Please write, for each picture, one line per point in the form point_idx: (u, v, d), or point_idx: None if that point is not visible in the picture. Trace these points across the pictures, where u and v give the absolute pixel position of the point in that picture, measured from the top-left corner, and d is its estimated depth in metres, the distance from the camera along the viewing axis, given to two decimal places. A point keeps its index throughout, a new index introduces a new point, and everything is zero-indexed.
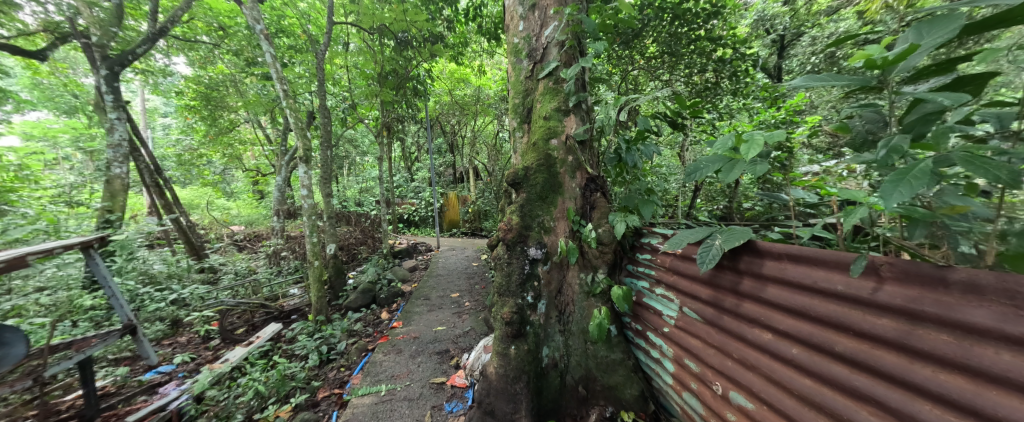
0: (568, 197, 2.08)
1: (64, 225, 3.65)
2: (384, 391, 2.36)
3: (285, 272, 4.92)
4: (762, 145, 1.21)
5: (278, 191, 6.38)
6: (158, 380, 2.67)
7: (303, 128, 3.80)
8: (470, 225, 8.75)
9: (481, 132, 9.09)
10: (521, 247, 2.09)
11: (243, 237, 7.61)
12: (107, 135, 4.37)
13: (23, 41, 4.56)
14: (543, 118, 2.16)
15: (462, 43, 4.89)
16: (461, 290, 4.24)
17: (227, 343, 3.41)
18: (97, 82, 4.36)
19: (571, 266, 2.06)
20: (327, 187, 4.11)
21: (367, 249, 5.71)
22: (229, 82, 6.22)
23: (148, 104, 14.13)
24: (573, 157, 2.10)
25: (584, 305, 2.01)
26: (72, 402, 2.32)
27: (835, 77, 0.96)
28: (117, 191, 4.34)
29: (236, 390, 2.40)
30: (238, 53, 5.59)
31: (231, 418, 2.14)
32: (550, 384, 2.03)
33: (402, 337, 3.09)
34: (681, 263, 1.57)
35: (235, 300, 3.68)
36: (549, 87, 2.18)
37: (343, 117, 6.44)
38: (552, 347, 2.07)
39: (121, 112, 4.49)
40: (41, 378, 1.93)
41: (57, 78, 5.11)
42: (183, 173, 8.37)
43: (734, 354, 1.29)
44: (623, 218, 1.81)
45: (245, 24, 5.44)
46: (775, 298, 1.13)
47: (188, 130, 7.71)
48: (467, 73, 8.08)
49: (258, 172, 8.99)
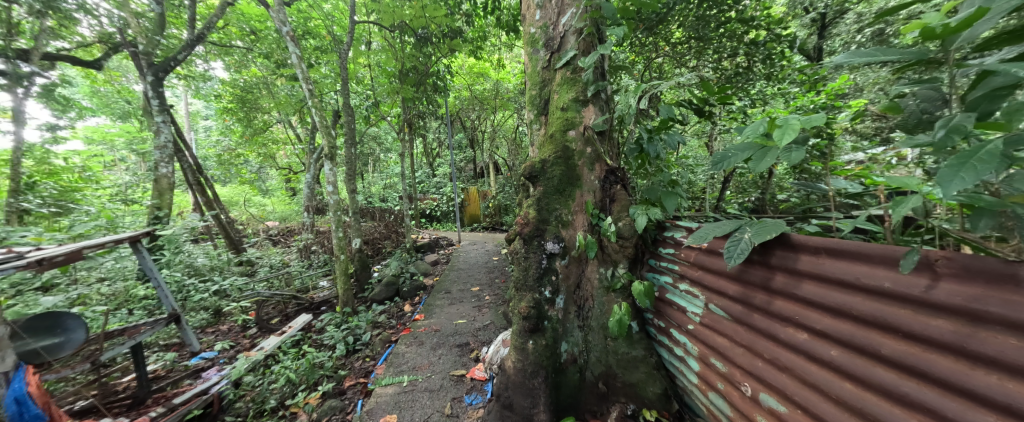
0: (586, 190, 2.03)
1: (119, 222, 4.05)
2: (406, 382, 2.41)
3: (315, 265, 5.05)
4: (798, 130, 1.11)
5: (308, 188, 6.66)
6: (201, 366, 2.86)
7: (327, 127, 3.92)
8: (491, 220, 8.75)
9: (501, 127, 9.08)
10: (538, 241, 2.07)
11: (276, 232, 8.04)
12: (155, 138, 4.68)
13: (82, 52, 4.95)
14: (560, 110, 2.12)
15: (480, 37, 4.86)
16: (481, 284, 4.27)
17: (262, 332, 3.60)
18: (145, 88, 4.66)
19: (590, 261, 2.02)
20: (352, 183, 4.24)
21: (391, 244, 5.88)
22: (262, 84, 6.57)
23: (191, 107, 15.13)
24: (592, 148, 2.04)
25: (603, 300, 1.97)
26: (128, 384, 2.55)
27: (880, 53, 0.87)
28: (164, 190, 4.65)
29: (269, 377, 2.54)
30: (269, 56, 5.83)
31: (266, 403, 2.30)
32: (569, 380, 2.00)
33: (424, 330, 3.16)
34: (706, 258, 1.50)
35: (269, 292, 3.88)
36: (567, 77, 2.13)
37: (367, 116, 6.55)
38: (571, 343, 2.03)
39: (166, 115, 4.79)
40: (97, 362, 2.14)
41: (113, 86, 5.55)
42: (223, 173, 8.92)
43: (762, 353, 1.23)
44: (644, 211, 1.74)
45: (274, 28, 5.68)
46: (811, 296, 1.05)
47: (227, 131, 8.21)
48: (487, 66, 8.01)
49: (290, 170, 9.44)
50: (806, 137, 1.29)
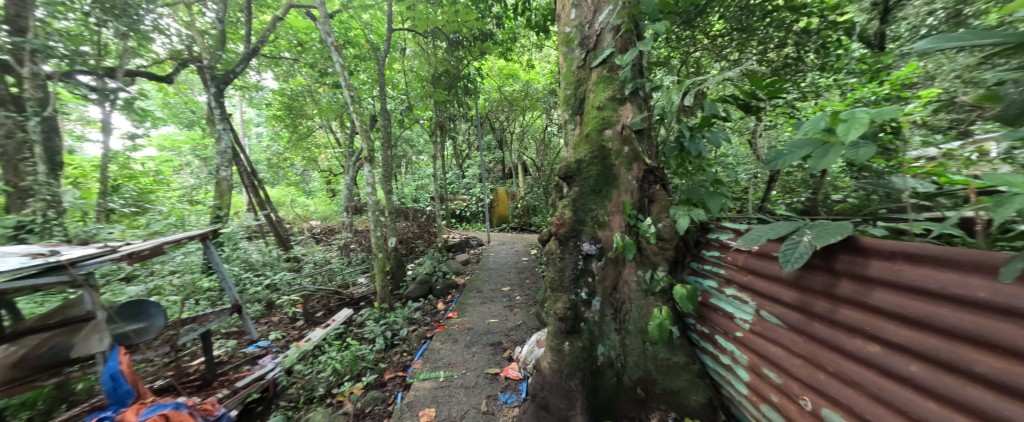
0: (624, 191, 1.98)
1: (187, 220, 4.50)
2: (442, 377, 2.48)
3: (354, 262, 5.32)
4: (866, 125, 1.02)
5: (347, 189, 7.03)
6: (257, 353, 3.10)
7: (367, 131, 4.13)
8: (520, 220, 8.81)
9: (529, 127, 9.05)
10: (574, 242, 2.07)
11: (319, 230, 8.57)
12: (217, 145, 5.13)
13: (157, 68, 5.54)
14: (596, 109, 2.09)
15: (510, 39, 4.88)
16: (511, 284, 4.29)
17: (309, 324, 3.83)
18: (209, 99, 5.12)
19: (627, 263, 1.96)
20: (389, 185, 4.42)
21: (423, 243, 6.07)
22: (307, 92, 7.01)
23: (245, 115, 16.51)
24: (630, 147, 1.99)
25: (641, 304, 1.90)
26: (197, 367, 2.82)
27: (975, 37, 0.77)
28: (224, 191, 5.08)
29: (317, 366, 2.70)
30: (313, 65, 6.23)
31: (315, 390, 2.47)
32: (606, 383, 1.96)
33: (457, 327, 3.23)
34: (758, 262, 1.43)
35: (315, 287, 4.15)
36: (603, 76, 2.10)
37: (401, 119, 6.81)
38: (607, 346, 1.99)
39: (226, 123, 5.24)
40: (176, 345, 2.40)
41: (181, 98, 6.17)
42: (272, 175, 9.64)
43: (825, 365, 1.14)
44: (687, 212, 1.67)
45: (318, 39, 6.05)
46: (884, 305, 0.96)
47: (276, 137, 8.87)
48: (517, 68, 8.05)
49: (331, 172, 10.03)
50: (876, 132, 1.19)
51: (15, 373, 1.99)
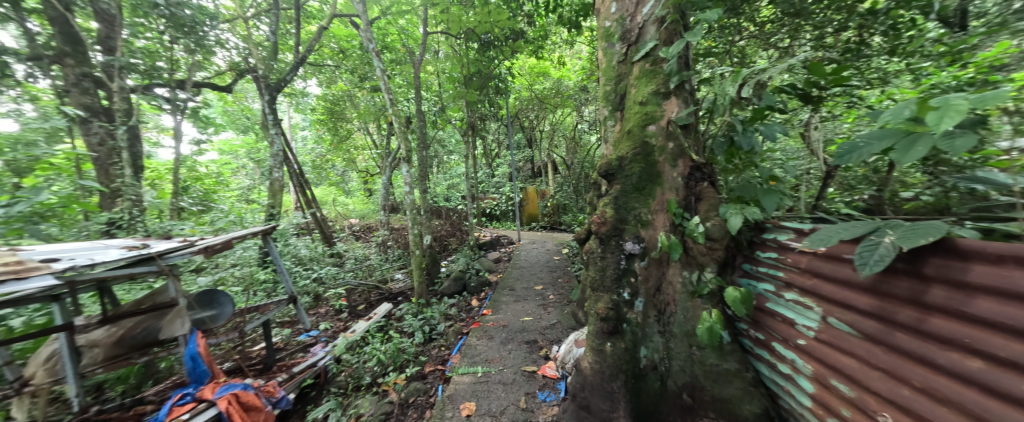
0: (668, 188, 1.90)
1: (245, 218, 4.91)
2: (480, 373, 2.52)
3: (391, 258, 5.54)
4: (964, 113, 0.89)
5: (384, 189, 7.34)
6: (309, 342, 3.33)
7: (404, 132, 4.28)
8: (550, 219, 8.79)
9: (559, 125, 8.95)
10: (616, 241, 2.05)
11: (358, 228, 9.02)
12: (271, 148, 5.55)
13: (218, 79, 6.08)
14: (638, 104, 2.03)
15: (542, 36, 4.85)
16: (544, 282, 4.28)
17: (353, 317, 4.04)
18: (264, 106, 5.50)
19: (672, 263, 1.87)
20: (424, 184, 4.55)
21: (456, 241, 6.22)
22: (346, 96, 7.38)
23: (292, 121, 17.75)
24: (675, 143, 1.90)
25: (688, 306, 1.79)
26: (258, 352, 3.08)
27: None
28: (276, 191, 5.49)
29: (363, 356, 2.84)
30: (353, 71, 6.55)
31: (362, 379, 2.61)
32: (649, 387, 1.90)
33: (492, 324, 3.27)
34: (823, 264, 1.32)
35: (356, 281, 4.38)
36: (645, 70, 2.03)
37: (434, 120, 7.00)
38: (650, 348, 1.92)
39: (278, 128, 5.65)
40: (244, 331, 2.63)
41: (238, 106, 6.74)
42: (316, 176, 10.29)
43: (910, 380, 1.00)
44: (739, 211, 1.58)
45: (357, 46, 6.35)
46: (984, 315, 0.83)
47: (319, 140, 9.46)
48: (547, 66, 8.00)
49: (368, 172, 10.53)
50: (979, 120, 1.03)
51: (117, 350, 2.38)
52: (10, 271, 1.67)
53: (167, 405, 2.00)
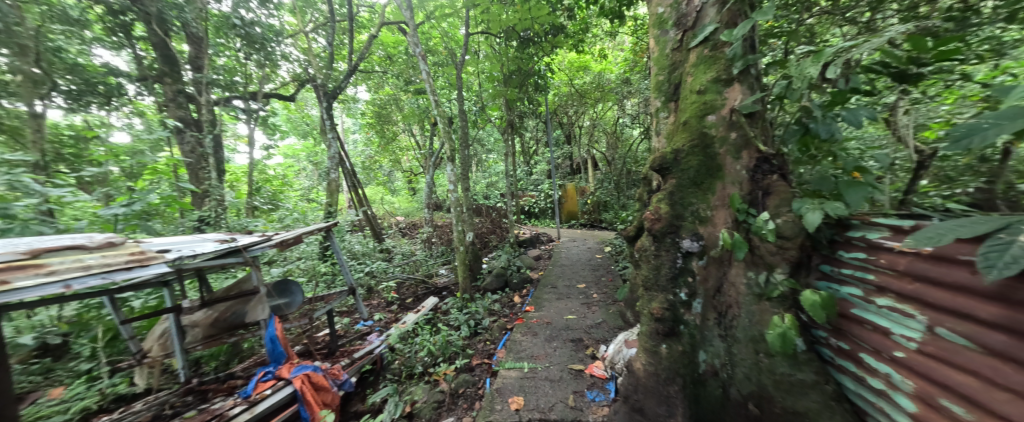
0: (730, 182, 1.74)
1: (309, 215, 5.39)
2: (527, 368, 2.54)
3: (435, 254, 5.77)
4: None
5: (428, 187, 7.67)
6: (365, 330, 3.58)
7: (448, 133, 4.44)
8: (590, 216, 8.66)
9: (599, 119, 8.70)
10: (672, 238, 1.95)
11: (404, 224, 9.53)
12: (328, 151, 6.02)
13: (283, 90, 6.73)
14: (695, 93, 1.90)
15: (582, 29, 4.75)
16: (587, 281, 4.21)
17: (402, 309, 4.28)
18: (323, 112, 5.94)
19: (735, 263, 1.70)
20: (466, 182, 4.67)
21: (496, 238, 6.34)
22: (392, 100, 7.79)
23: (345, 125, 19.23)
24: (738, 133, 1.73)
25: (753, 310, 1.61)
26: (322, 338, 3.37)
27: None
28: (333, 190, 5.95)
29: (415, 346, 2.99)
30: (399, 75, 6.89)
31: (414, 368, 2.75)
32: (710, 394, 1.78)
33: (536, 321, 3.28)
34: (932, 267, 1.02)
35: (405, 275, 4.63)
36: (704, 56, 1.89)
37: (475, 120, 7.16)
38: (710, 353, 1.79)
39: (334, 132, 6.10)
40: (313, 318, 2.89)
41: (300, 113, 7.41)
42: (366, 176, 11.04)
43: None
44: (818, 206, 1.33)
45: (403, 51, 6.67)
46: None
47: (368, 142, 10.12)
48: (587, 59, 7.82)
49: (412, 172, 11.09)
50: None
51: (213, 330, 2.71)
52: (136, 260, 2.03)
53: (254, 381, 2.38)
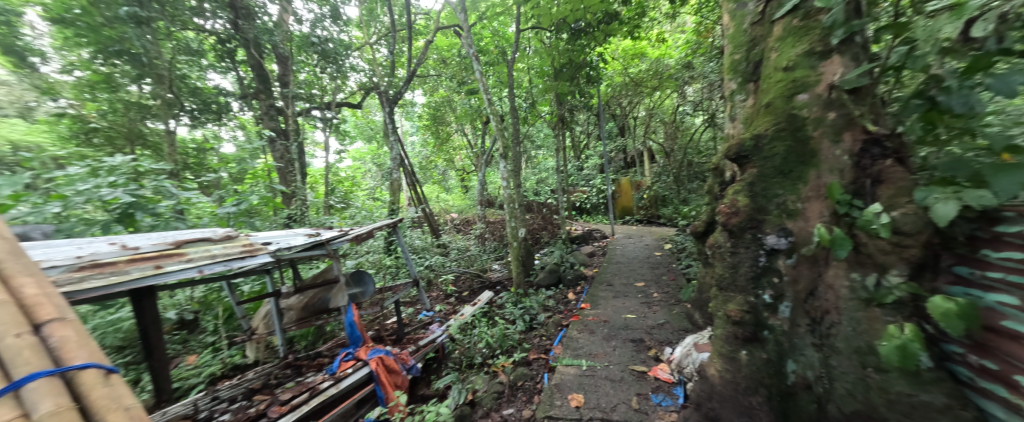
0: (826, 170, 1.49)
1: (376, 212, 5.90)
2: (585, 366, 2.50)
3: (488, 249, 5.94)
4: None
5: (481, 184, 7.91)
6: (428, 321, 3.83)
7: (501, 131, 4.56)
8: (647, 212, 8.27)
9: (656, 109, 8.17)
10: (752, 234, 1.77)
11: (458, 220, 9.98)
12: (392, 153, 6.51)
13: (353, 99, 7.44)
14: (782, 71, 1.69)
15: (638, 14, 4.51)
16: (646, 279, 4.00)
17: (460, 301, 4.50)
18: (386, 117, 6.44)
19: (833, 263, 1.43)
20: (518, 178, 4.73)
21: (548, 234, 6.34)
22: (445, 102, 8.16)
23: (404, 127, 20.70)
24: (838, 111, 1.47)
25: (857, 317, 1.31)
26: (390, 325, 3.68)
27: None
28: (395, 189, 6.43)
29: (473, 337, 3.11)
30: (453, 77, 7.19)
31: (474, 358, 2.87)
32: (802, 410, 1.52)
33: (592, 318, 3.21)
34: None
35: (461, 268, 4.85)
36: (792, 27, 1.67)
37: (525, 116, 7.20)
38: (801, 363, 1.55)
39: (396, 135, 6.56)
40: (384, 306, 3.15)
41: (365, 120, 8.14)
42: (424, 176, 11.78)
43: None
44: (952, 195, 1.00)
45: (456, 54, 6.94)
46: None
47: (425, 143, 10.75)
48: (644, 46, 7.41)
49: (465, 171, 11.58)
50: None
51: (305, 313, 3.12)
52: (247, 250, 2.39)
53: (337, 361, 2.69)
